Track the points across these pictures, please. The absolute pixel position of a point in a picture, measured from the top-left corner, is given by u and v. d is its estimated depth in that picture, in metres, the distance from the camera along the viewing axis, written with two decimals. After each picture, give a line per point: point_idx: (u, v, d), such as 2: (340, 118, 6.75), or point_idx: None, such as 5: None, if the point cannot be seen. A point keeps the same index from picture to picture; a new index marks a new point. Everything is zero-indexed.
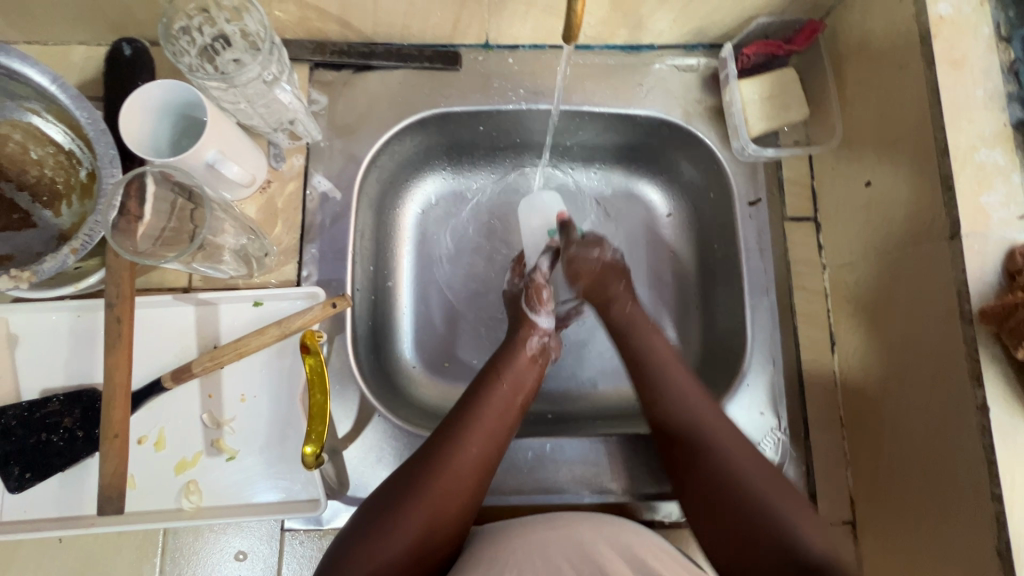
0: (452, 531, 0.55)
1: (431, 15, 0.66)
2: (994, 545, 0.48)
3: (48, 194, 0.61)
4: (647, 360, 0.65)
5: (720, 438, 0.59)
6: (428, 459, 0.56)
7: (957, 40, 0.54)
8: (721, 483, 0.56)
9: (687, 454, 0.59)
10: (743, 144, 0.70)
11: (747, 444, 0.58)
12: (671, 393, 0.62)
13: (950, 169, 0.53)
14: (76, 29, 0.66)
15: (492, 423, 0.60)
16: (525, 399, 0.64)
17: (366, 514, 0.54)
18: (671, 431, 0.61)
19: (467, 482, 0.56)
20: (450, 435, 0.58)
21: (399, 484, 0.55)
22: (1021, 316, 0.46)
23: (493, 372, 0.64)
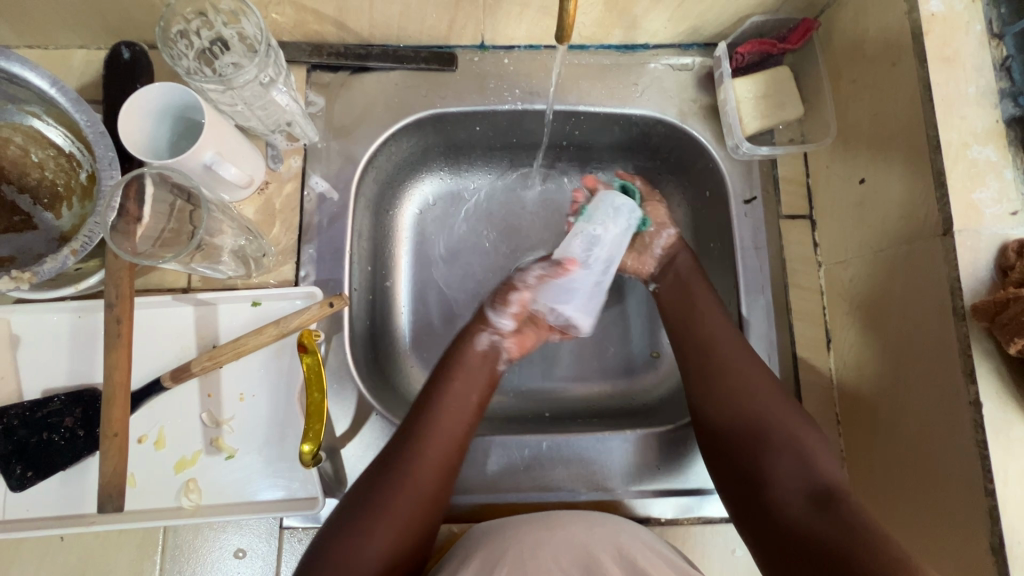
0: (420, 535, 0.57)
1: (426, 17, 0.67)
2: (988, 540, 0.48)
3: (49, 196, 0.62)
4: (708, 325, 0.67)
5: (756, 386, 0.62)
6: (385, 466, 0.58)
7: (948, 38, 0.55)
8: (754, 430, 0.60)
9: (723, 402, 0.62)
10: (738, 142, 0.70)
11: (802, 416, 0.61)
12: (725, 353, 0.64)
13: (943, 165, 0.53)
14: (76, 34, 0.67)
15: (449, 425, 0.61)
16: (481, 396, 0.65)
17: (333, 528, 0.55)
18: (704, 383, 0.64)
19: (423, 485, 0.57)
20: (404, 440, 0.59)
21: (362, 493, 0.56)
22: (1013, 311, 0.46)
23: (445, 374, 0.65)
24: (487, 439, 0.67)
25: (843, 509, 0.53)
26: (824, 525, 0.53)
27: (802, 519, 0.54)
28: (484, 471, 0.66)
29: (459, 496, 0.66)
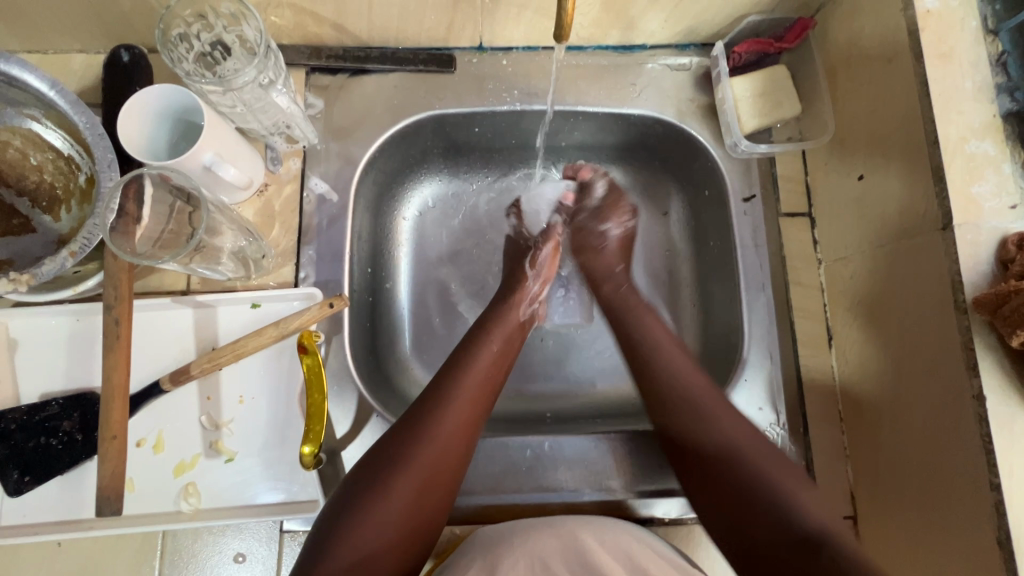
0: (443, 498, 0.55)
1: (424, 19, 0.67)
2: (995, 535, 0.47)
3: (47, 199, 0.62)
4: (666, 376, 0.63)
5: (731, 424, 0.58)
6: (412, 428, 0.56)
7: (944, 34, 0.55)
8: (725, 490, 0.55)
9: (681, 432, 0.59)
10: (736, 140, 0.71)
11: (751, 428, 0.58)
12: (701, 427, 0.58)
13: (941, 159, 0.53)
14: (76, 38, 0.67)
15: (479, 384, 0.61)
16: (509, 361, 0.66)
17: (355, 486, 0.52)
18: (675, 409, 0.61)
19: (455, 446, 0.56)
20: (432, 403, 0.58)
21: (387, 450, 0.54)
22: (1014, 304, 0.46)
23: (483, 332, 0.66)
24: (491, 441, 0.67)
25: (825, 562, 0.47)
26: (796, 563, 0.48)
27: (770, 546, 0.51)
28: (487, 474, 0.66)
29: (459, 497, 0.65)
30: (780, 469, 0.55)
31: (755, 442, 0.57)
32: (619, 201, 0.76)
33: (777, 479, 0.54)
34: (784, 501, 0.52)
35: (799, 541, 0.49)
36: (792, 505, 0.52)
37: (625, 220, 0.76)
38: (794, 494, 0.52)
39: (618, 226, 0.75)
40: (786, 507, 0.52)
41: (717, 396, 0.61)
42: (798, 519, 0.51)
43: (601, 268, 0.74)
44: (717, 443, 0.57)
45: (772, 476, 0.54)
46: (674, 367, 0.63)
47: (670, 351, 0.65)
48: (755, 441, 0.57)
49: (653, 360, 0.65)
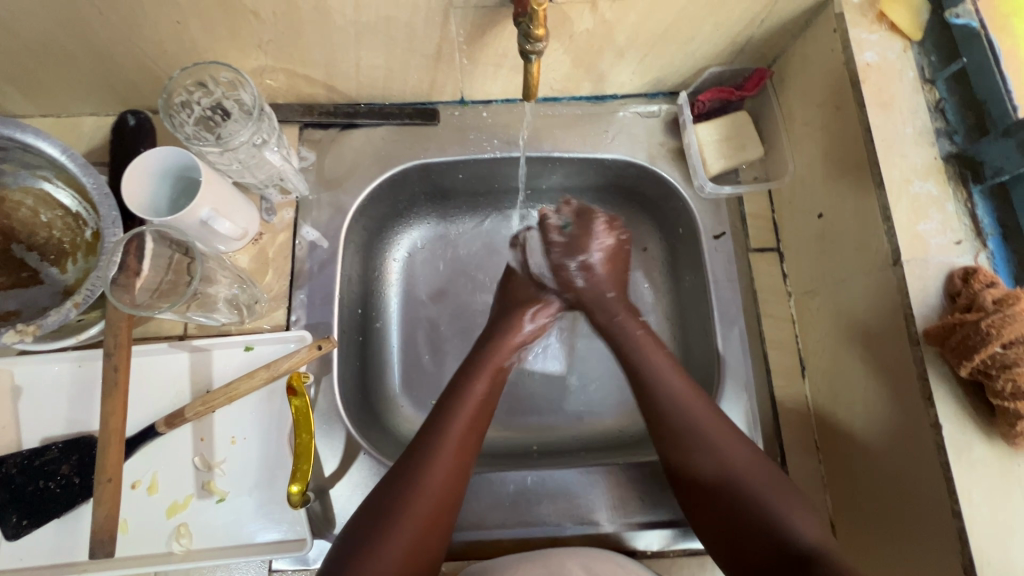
0: (438, 547, 0.57)
1: (407, 79, 0.73)
2: (960, 563, 0.48)
3: (55, 253, 0.66)
4: (662, 378, 0.66)
5: (722, 444, 0.60)
6: (406, 476, 0.58)
7: (883, 84, 0.60)
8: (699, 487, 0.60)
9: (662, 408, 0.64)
10: (703, 182, 0.75)
11: (729, 429, 0.62)
12: (697, 453, 0.61)
13: (888, 200, 0.56)
14: (88, 103, 0.73)
15: (465, 432, 0.63)
16: (496, 400, 0.69)
17: (353, 538, 0.55)
18: (677, 426, 0.63)
19: (447, 489, 0.59)
20: (423, 449, 0.60)
21: (382, 502, 0.57)
22: (960, 335, 0.49)
23: (466, 377, 0.68)
24: (476, 476, 0.69)
25: (822, 572, 0.50)
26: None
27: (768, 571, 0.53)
28: (472, 510, 0.67)
29: None
30: (767, 480, 0.58)
31: (728, 458, 0.60)
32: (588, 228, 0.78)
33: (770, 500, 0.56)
34: (779, 520, 0.55)
35: (796, 556, 0.52)
36: (775, 518, 0.55)
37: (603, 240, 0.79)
38: (787, 518, 0.55)
39: (603, 242, 0.78)
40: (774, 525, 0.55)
41: (717, 418, 0.62)
42: (794, 535, 0.53)
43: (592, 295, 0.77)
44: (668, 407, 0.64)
45: (766, 498, 0.56)
46: (671, 389, 0.65)
47: (669, 376, 0.67)
48: (731, 444, 0.60)
49: (647, 372, 0.68)
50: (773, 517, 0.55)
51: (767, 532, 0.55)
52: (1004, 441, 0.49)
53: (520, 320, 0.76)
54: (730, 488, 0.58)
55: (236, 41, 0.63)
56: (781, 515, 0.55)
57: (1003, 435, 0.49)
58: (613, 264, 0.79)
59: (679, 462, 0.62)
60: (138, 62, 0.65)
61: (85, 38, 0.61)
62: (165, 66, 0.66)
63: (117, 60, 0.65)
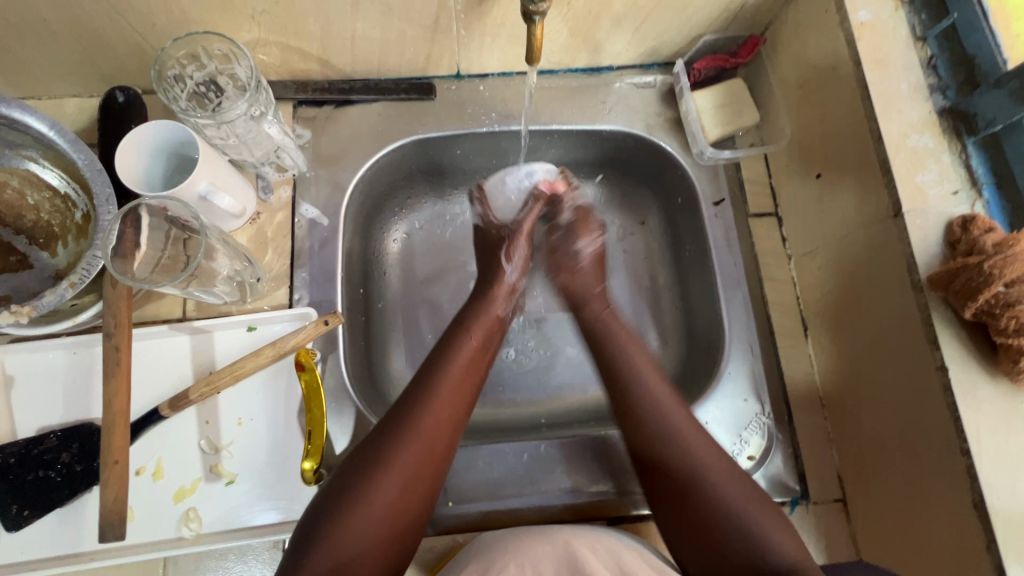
0: (428, 496, 0.56)
1: (404, 52, 0.72)
2: (970, 498, 0.50)
3: (44, 236, 0.63)
4: (637, 401, 0.63)
5: (699, 452, 0.59)
6: (398, 422, 0.57)
7: (878, 43, 0.61)
8: (690, 510, 0.56)
9: (643, 438, 0.61)
10: (702, 148, 0.76)
11: (712, 446, 0.60)
12: (674, 462, 0.59)
13: (887, 154, 0.58)
14: (71, 83, 0.70)
15: (463, 380, 0.62)
16: (492, 353, 0.67)
17: (340, 482, 0.54)
18: (654, 450, 0.60)
19: (441, 436, 0.57)
20: (418, 396, 0.59)
21: (374, 446, 0.55)
22: (964, 278, 0.50)
23: (461, 328, 0.66)
24: (488, 447, 0.68)
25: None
26: None
27: None
28: (486, 481, 0.67)
29: (461, 504, 0.66)
30: (748, 498, 0.56)
31: (706, 468, 0.58)
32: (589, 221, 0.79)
33: (730, 499, 0.56)
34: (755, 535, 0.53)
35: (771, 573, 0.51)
36: (765, 547, 0.53)
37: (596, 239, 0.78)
38: (768, 542, 0.53)
39: (591, 243, 0.78)
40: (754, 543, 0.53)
41: (697, 430, 0.60)
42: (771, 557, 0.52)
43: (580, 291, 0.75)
44: (657, 451, 0.60)
45: (752, 525, 0.54)
46: (656, 400, 0.62)
47: (643, 375, 0.65)
48: (716, 457, 0.59)
49: (622, 392, 0.65)
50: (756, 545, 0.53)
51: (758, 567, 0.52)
52: (1007, 379, 0.51)
53: (499, 264, 0.75)
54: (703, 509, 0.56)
55: (229, 12, 0.61)
56: (767, 540, 0.53)
57: (1006, 373, 0.51)
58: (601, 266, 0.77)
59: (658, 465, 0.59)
60: (125, 38, 0.63)
61: (69, 11, 0.58)
62: (153, 40, 0.64)
63: (102, 36, 0.63)
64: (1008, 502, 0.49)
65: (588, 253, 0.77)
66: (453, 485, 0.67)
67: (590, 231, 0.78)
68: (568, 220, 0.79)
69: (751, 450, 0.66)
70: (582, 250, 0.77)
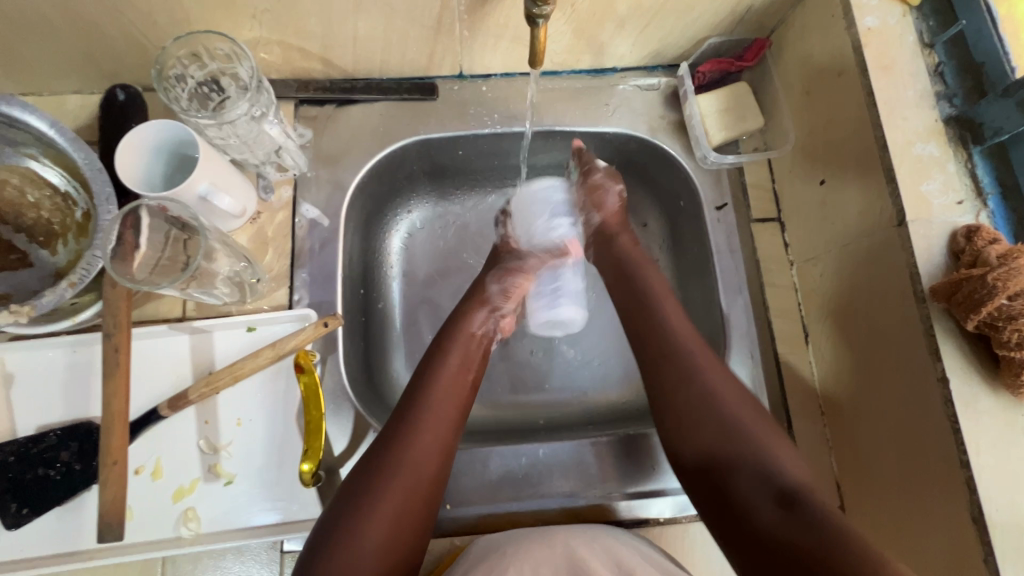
0: (418, 532, 0.55)
1: (406, 51, 0.71)
2: (969, 511, 0.50)
3: (44, 234, 0.63)
4: (661, 327, 0.65)
5: (720, 381, 0.60)
6: (382, 456, 0.56)
7: (884, 49, 0.60)
8: (713, 427, 0.57)
9: (653, 355, 0.63)
10: (705, 152, 0.75)
11: (719, 364, 0.61)
12: (694, 391, 0.59)
13: (891, 162, 0.57)
14: (71, 80, 0.70)
15: (442, 403, 0.61)
16: (476, 373, 0.66)
17: (327, 524, 0.52)
18: (668, 371, 0.61)
19: (427, 465, 0.56)
20: (398, 428, 0.58)
21: (357, 486, 0.54)
22: (968, 290, 0.50)
23: (440, 350, 0.65)
24: (486, 451, 0.68)
25: (810, 512, 0.49)
26: (790, 527, 0.49)
27: (769, 522, 0.50)
28: (484, 484, 0.67)
29: (459, 507, 0.66)
30: (757, 419, 0.57)
31: (722, 388, 0.59)
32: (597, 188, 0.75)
33: (738, 412, 0.58)
34: (766, 457, 0.54)
35: (780, 495, 0.52)
36: (774, 464, 0.54)
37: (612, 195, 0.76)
38: (777, 457, 0.54)
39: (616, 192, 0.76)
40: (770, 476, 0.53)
41: (718, 364, 0.61)
42: (781, 475, 0.53)
43: (603, 236, 0.75)
44: (674, 372, 0.61)
45: (765, 443, 0.55)
46: (672, 326, 0.64)
47: (660, 303, 0.67)
48: (724, 377, 0.60)
49: (642, 327, 0.66)
50: (763, 459, 0.54)
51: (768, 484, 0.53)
52: (1008, 391, 0.51)
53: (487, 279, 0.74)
54: (720, 425, 0.57)
55: (230, 12, 0.61)
56: (774, 457, 0.54)
57: (1007, 386, 0.51)
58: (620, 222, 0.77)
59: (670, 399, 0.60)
60: (126, 35, 0.63)
61: (69, 8, 0.58)
62: (154, 38, 0.64)
63: (101, 33, 0.62)
64: (1006, 514, 0.49)
65: (616, 202, 0.76)
66: (451, 488, 0.67)
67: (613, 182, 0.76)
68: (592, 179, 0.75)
69: None
70: (612, 203, 0.76)
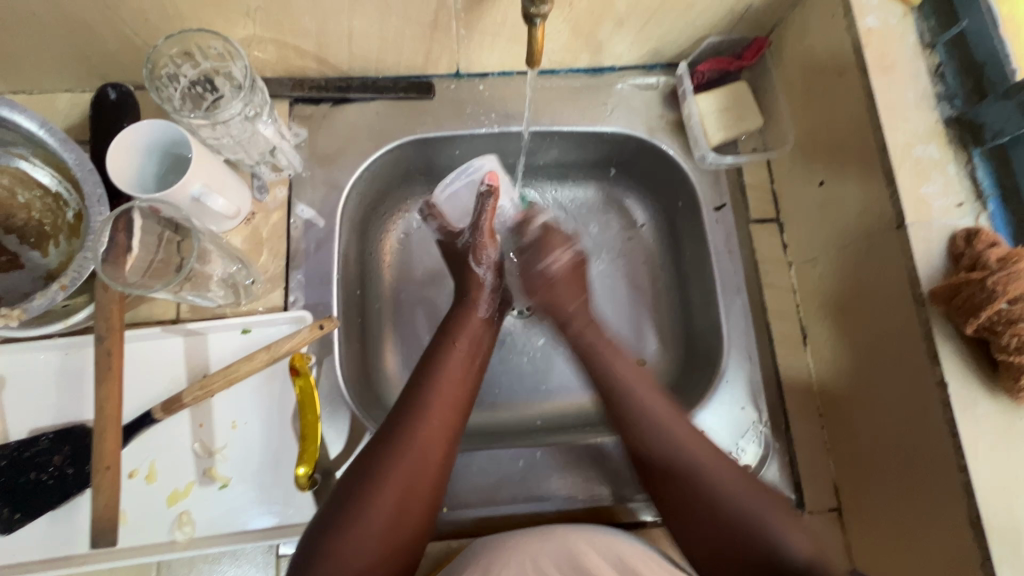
0: (423, 519, 0.55)
1: (403, 50, 0.70)
2: (967, 514, 0.50)
3: (36, 235, 0.62)
4: (648, 439, 0.61)
5: (719, 482, 0.58)
6: (389, 440, 0.56)
7: (885, 49, 0.60)
8: (714, 522, 0.57)
9: (655, 464, 0.61)
10: (704, 153, 0.75)
11: (724, 459, 0.59)
12: (682, 488, 0.59)
13: (891, 163, 0.57)
14: (62, 78, 0.69)
15: (448, 395, 0.60)
16: (483, 358, 0.66)
17: (333, 504, 0.54)
18: (668, 486, 0.60)
19: (433, 453, 0.57)
20: (406, 414, 0.58)
21: (362, 470, 0.55)
22: (966, 294, 0.50)
23: (448, 335, 0.65)
24: (482, 452, 0.68)
25: None
26: None
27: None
28: (481, 486, 0.67)
29: (456, 510, 0.66)
30: (758, 497, 0.57)
31: (717, 481, 0.58)
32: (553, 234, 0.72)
33: (732, 505, 0.57)
34: (773, 546, 0.55)
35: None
36: (777, 547, 0.54)
37: (567, 250, 0.71)
38: (781, 535, 0.55)
39: (561, 255, 0.71)
40: (769, 547, 0.55)
41: (702, 444, 0.60)
42: (785, 554, 0.54)
43: (557, 306, 0.69)
44: (660, 459, 0.60)
45: (768, 520, 0.55)
46: (659, 416, 0.62)
47: (636, 384, 0.64)
48: (718, 461, 0.59)
49: (629, 429, 0.63)
50: (773, 546, 0.54)
51: (771, 559, 0.54)
52: (1007, 395, 0.51)
53: (471, 269, 0.71)
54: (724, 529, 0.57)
55: (223, 9, 0.60)
56: (778, 534, 0.55)
57: (1006, 390, 0.51)
58: (575, 279, 0.71)
59: (653, 469, 0.60)
60: (117, 33, 0.62)
61: (57, 5, 0.57)
62: (146, 36, 0.63)
63: (92, 31, 0.61)
64: (1004, 519, 0.49)
65: (563, 263, 0.71)
66: (448, 490, 0.66)
67: (560, 242, 0.71)
68: (534, 236, 0.71)
69: (747, 459, 0.66)
70: (555, 263, 0.70)
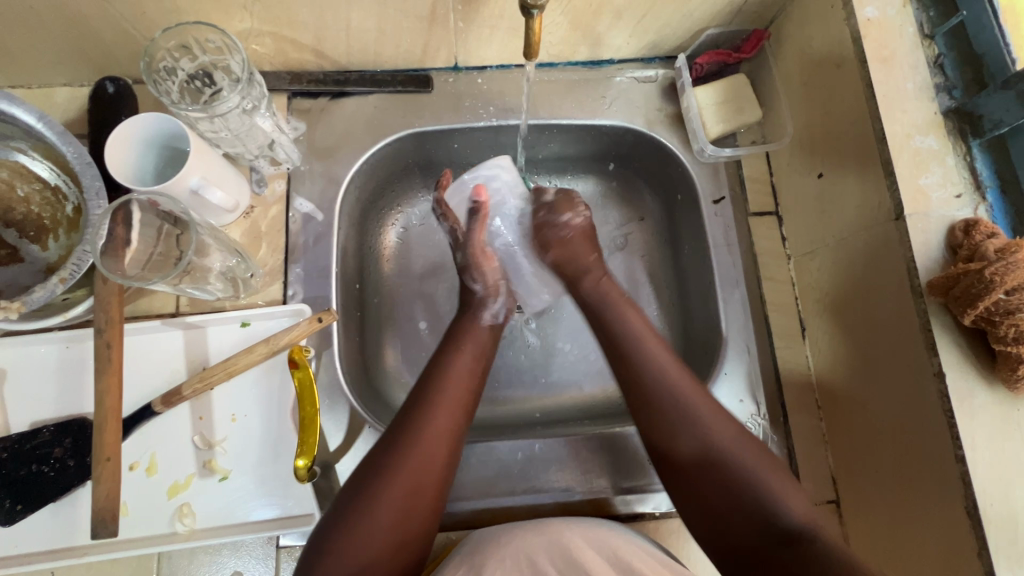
0: (427, 519, 0.55)
1: (401, 43, 0.70)
2: (963, 505, 0.50)
3: (35, 229, 0.63)
4: (647, 379, 0.61)
5: (710, 424, 0.57)
6: (394, 440, 0.56)
7: (884, 40, 0.60)
8: (702, 483, 0.56)
9: (642, 389, 0.61)
10: (703, 146, 0.75)
11: (714, 402, 0.59)
12: (677, 431, 0.58)
13: (890, 155, 0.57)
14: (60, 72, 0.69)
15: (453, 397, 0.60)
16: (485, 362, 0.66)
17: (339, 506, 0.54)
18: (661, 411, 0.59)
19: (438, 452, 0.57)
20: (411, 416, 0.58)
21: (370, 469, 0.55)
22: (964, 285, 0.50)
23: (452, 342, 0.65)
24: (481, 445, 0.68)
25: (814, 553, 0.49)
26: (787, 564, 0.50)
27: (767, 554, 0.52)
28: (480, 479, 0.67)
29: (455, 503, 0.66)
30: (759, 455, 0.56)
31: (716, 435, 0.57)
32: (569, 200, 0.73)
33: (723, 442, 0.56)
34: (767, 498, 0.53)
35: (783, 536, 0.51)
36: (775, 508, 0.53)
37: (579, 214, 0.73)
38: (779, 498, 0.53)
39: (574, 216, 0.73)
40: (766, 507, 0.53)
41: (706, 397, 0.59)
42: (781, 513, 0.52)
43: (574, 266, 0.71)
44: (672, 413, 0.58)
45: (766, 476, 0.54)
46: (662, 369, 0.61)
47: (650, 342, 0.64)
48: (718, 419, 0.58)
49: (630, 365, 0.62)
50: (762, 494, 0.54)
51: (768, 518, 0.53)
52: (1004, 386, 0.51)
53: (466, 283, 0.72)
54: (697, 449, 0.57)
55: (220, 2, 0.60)
56: (780, 494, 0.54)
57: (1003, 380, 0.51)
58: (591, 238, 0.74)
59: (650, 426, 0.59)
60: (114, 27, 0.62)
61: None
62: (144, 30, 0.63)
63: (90, 25, 0.61)
64: (1000, 508, 0.49)
65: (575, 225, 0.73)
66: None
67: (573, 205, 0.73)
68: (553, 197, 0.74)
69: None
70: (567, 223, 0.72)
